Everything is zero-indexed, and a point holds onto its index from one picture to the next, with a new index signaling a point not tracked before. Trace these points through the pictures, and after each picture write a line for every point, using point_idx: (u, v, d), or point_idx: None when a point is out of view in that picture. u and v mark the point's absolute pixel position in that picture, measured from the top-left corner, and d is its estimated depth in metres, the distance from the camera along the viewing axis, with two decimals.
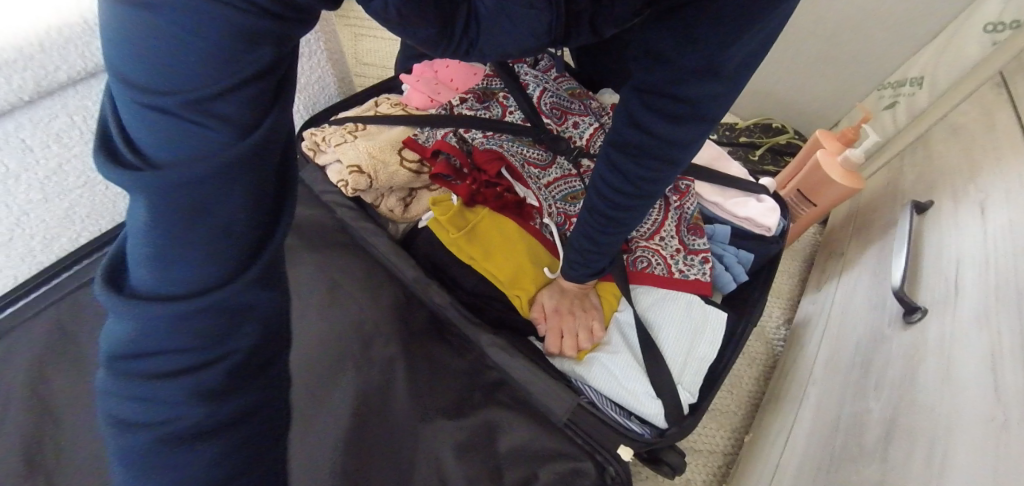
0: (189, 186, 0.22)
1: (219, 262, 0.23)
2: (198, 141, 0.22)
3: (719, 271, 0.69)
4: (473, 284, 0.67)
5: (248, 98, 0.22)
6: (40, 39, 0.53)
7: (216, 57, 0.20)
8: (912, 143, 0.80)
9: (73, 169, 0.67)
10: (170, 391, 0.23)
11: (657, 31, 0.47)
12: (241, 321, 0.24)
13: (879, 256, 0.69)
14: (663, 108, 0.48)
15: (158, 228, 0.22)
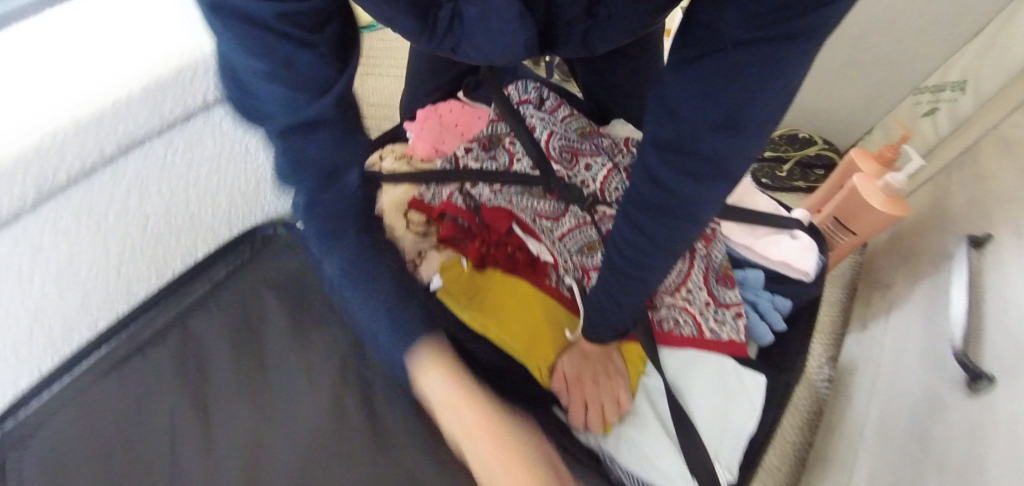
0: (303, 134, 0.37)
1: (335, 157, 0.39)
2: (297, 96, 0.36)
3: (754, 322, 0.64)
4: (489, 357, 0.62)
5: (314, 58, 0.36)
6: (36, 149, 0.51)
7: (288, 41, 0.34)
8: (961, 156, 0.73)
9: (85, 261, 0.63)
10: (330, 209, 0.39)
11: (676, 85, 0.41)
12: (340, 183, 0.39)
13: (931, 294, 0.62)
14: (683, 167, 0.42)
15: (298, 168, 0.38)
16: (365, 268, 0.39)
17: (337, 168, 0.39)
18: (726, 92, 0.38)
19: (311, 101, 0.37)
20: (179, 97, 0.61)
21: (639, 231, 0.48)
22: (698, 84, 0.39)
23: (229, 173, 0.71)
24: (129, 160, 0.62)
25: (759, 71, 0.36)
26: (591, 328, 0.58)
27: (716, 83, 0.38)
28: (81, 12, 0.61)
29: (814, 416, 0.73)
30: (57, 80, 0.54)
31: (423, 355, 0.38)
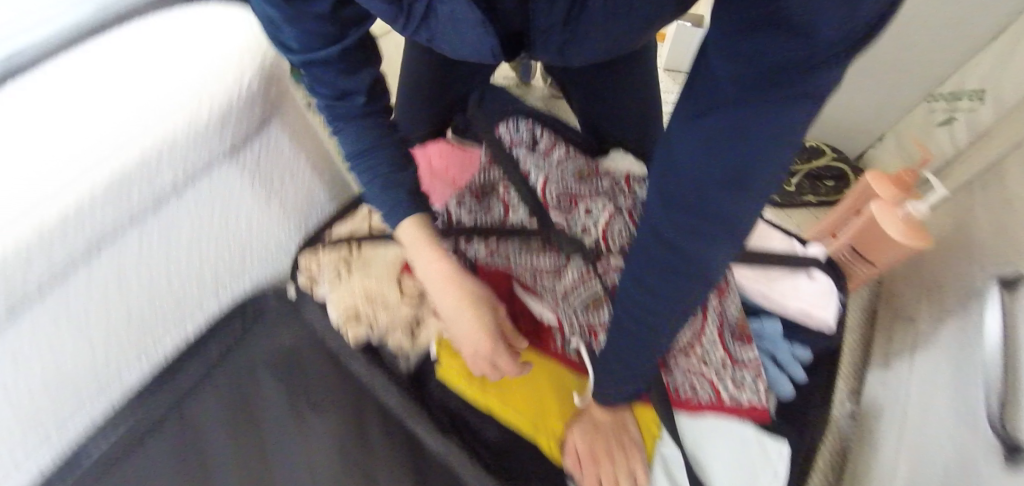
0: (318, 70, 0.57)
1: (318, 37, 0.54)
2: (302, 31, 0.53)
3: (774, 375, 0.61)
4: (492, 434, 0.63)
5: (316, 17, 0.52)
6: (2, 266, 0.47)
7: (297, 13, 0.52)
8: (983, 173, 0.68)
9: (72, 358, 0.59)
10: (348, 114, 0.60)
11: (681, 138, 0.39)
12: (356, 74, 0.58)
13: (960, 338, 0.59)
14: (685, 227, 0.40)
15: (308, 52, 0.55)
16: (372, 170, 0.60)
17: (349, 91, 0.59)
18: (722, 154, 0.36)
19: (323, 47, 0.55)
20: (145, 180, 0.56)
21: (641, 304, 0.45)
22: (700, 139, 0.37)
23: (217, 247, 0.67)
24: (105, 256, 0.57)
25: (759, 132, 0.35)
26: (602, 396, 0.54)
27: (716, 145, 0.36)
28: (46, 92, 0.57)
29: (840, 465, 0.70)
30: (19, 181, 0.50)
31: (409, 232, 0.60)
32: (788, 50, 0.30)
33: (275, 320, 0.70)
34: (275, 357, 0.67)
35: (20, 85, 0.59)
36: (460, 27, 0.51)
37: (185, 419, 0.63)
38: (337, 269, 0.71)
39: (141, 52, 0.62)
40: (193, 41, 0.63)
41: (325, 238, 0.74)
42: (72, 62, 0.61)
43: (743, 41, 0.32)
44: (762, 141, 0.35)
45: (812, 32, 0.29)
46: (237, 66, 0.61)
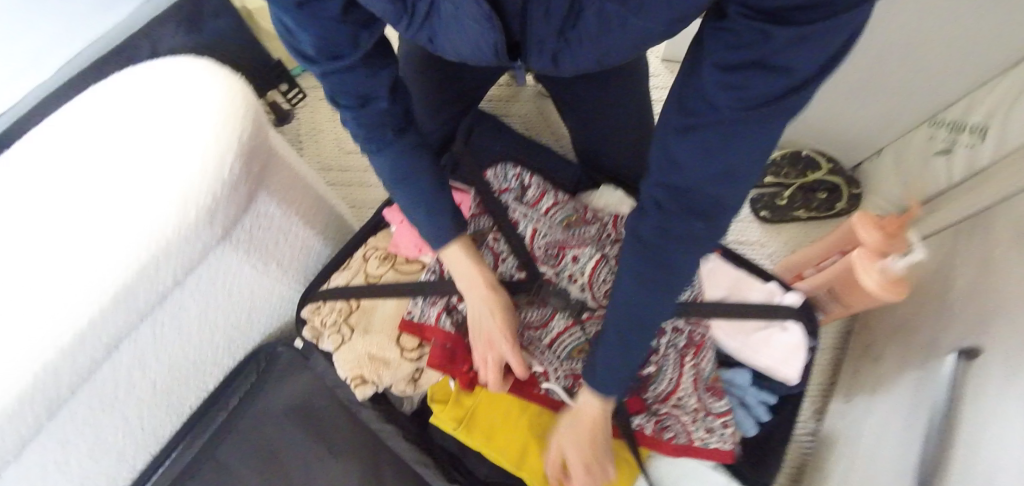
0: (344, 79, 0.56)
1: (333, 37, 0.53)
2: (321, 34, 0.53)
3: (739, 418, 0.67)
4: (485, 472, 0.70)
5: (331, 17, 0.52)
6: (33, 388, 0.55)
7: (312, 16, 0.51)
8: (969, 220, 0.70)
9: (111, 431, 0.67)
10: (379, 123, 0.60)
11: (681, 145, 0.44)
12: (377, 78, 0.58)
13: (917, 390, 0.63)
14: (689, 206, 0.45)
15: (317, 46, 0.54)
16: (415, 186, 0.62)
17: (375, 96, 0.59)
18: (725, 149, 0.42)
19: (345, 53, 0.55)
20: (149, 286, 0.61)
21: (642, 278, 0.49)
22: (700, 144, 0.42)
23: (228, 318, 0.73)
24: (122, 351, 0.63)
25: (746, 137, 0.41)
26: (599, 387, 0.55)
27: (721, 144, 0.42)
28: (47, 210, 0.62)
29: (794, 475, 0.76)
30: (37, 309, 0.57)
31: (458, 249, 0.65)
32: (779, 81, 0.37)
33: (286, 370, 0.76)
34: (289, 407, 0.74)
35: (32, 196, 0.64)
36: (463, 21, 0.51)
37: (216, 467, 0.71)
38: (340, 324, 0.74)
39: (135, 149, 0.66)
40: (180, 134, 0.66)
41: (325, 289, 0.78)
42: (75, 165, 0.66)
43: (740, 73, 0.38)
44: (744, 153, 0.42)
45: (795, 67, 0.36)
46: (222, 158, 0.64)
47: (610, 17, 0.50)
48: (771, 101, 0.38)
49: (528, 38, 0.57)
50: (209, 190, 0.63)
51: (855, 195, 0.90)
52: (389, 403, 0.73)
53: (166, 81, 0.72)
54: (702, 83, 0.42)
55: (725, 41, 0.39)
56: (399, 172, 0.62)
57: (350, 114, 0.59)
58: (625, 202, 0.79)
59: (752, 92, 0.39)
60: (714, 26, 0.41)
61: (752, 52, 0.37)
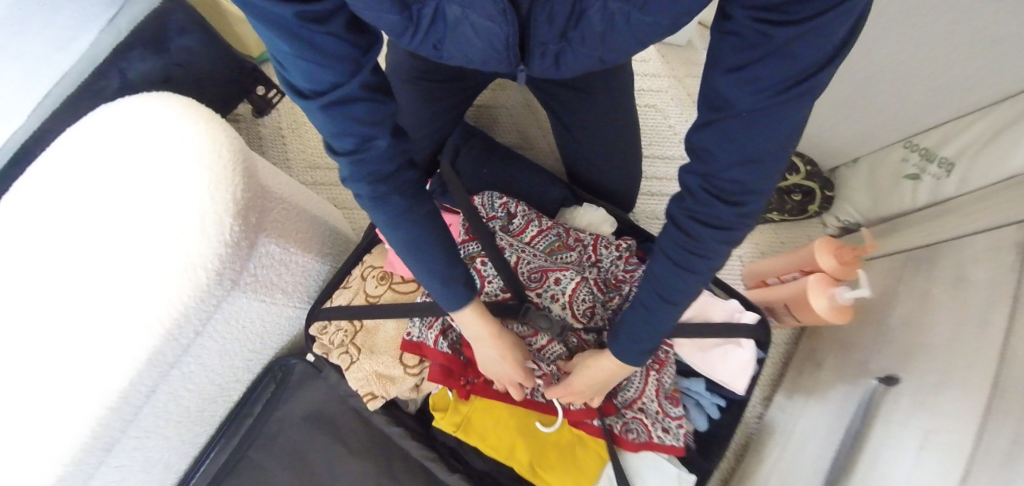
0: (343, 112, 0.53)
1: (333, 66, 0.50)
2: (321, 64, 0.50)
3: (692, 416, 0.81)
4: (481, 463, 0.82)
5: (334, 42, 0.49)
6: (94, 435, 0.67)
7: (313, 43, 0.48)
8: (918, 251, 0.78)
9: (160, 447, 0.78)
10: (377, 166, 0.57)
11: (700, 136, 0.48)
12: (378, 110, 0.55)
13: (846, 402, 0.76)
14: (716, 191, 0.48)
15: (315, 75, 0.50)
16: (410, 223, 0.61)
17: (372, 137, 0.55)
18: (744, 135, 0.45)
19: (342, 81, 0.52)
20: (173, 343, 0.69)
21: (670, 257, 0.52)
22: (721, 129, 0.46)
23: (245, 344, 0.81)
24: (160, 394, 0.72)
25: (761, 129, 0.44)
26: (617, 350, 0.60)
27: (742, 130, 0.45)
28: (70, 273, 0.69)
29: (738, 456, 0.92)
30: (81, 371, 0.65)
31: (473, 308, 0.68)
32: (782, 70, 0.41)
33: (303, 379, 0.87)
34: (310, 414, 0.85)
35: (47, 263, 0.70)
36: (473, 19, 0.56)
37: (251, 465, 0.83)
38: (347, 345, 0.83)
39: (133, 212, 0.70)
40: (171, 195, 0.69)
41: (328, 307, 0.86)
42: (80, 230, 0.71)
43: (750, 68, 0.43)
44: (765, 140, 0.45)
45: (796, 57, 0.41)
46: (219, 221, 0.68)
47: (615, 15, 0.58)
48: (786, 85, 0.42)
49: (530, 38, 0.62)
50: (213, 254, 0.68)
51: (827, 199, 0.97)
52: (396, 406, 0.85)
53: (149, 132, 0.73)
54: (714, 79, 0.46)
55: (730, 44, 0.44)
56: (395, 211, 0.60)
57: (347, 153, 0.56)
58: (604, 221, 0.86)
59: (766, 79, 0.42)
60: (720, 30, 0.45)
61: (761, 46, 0.42)
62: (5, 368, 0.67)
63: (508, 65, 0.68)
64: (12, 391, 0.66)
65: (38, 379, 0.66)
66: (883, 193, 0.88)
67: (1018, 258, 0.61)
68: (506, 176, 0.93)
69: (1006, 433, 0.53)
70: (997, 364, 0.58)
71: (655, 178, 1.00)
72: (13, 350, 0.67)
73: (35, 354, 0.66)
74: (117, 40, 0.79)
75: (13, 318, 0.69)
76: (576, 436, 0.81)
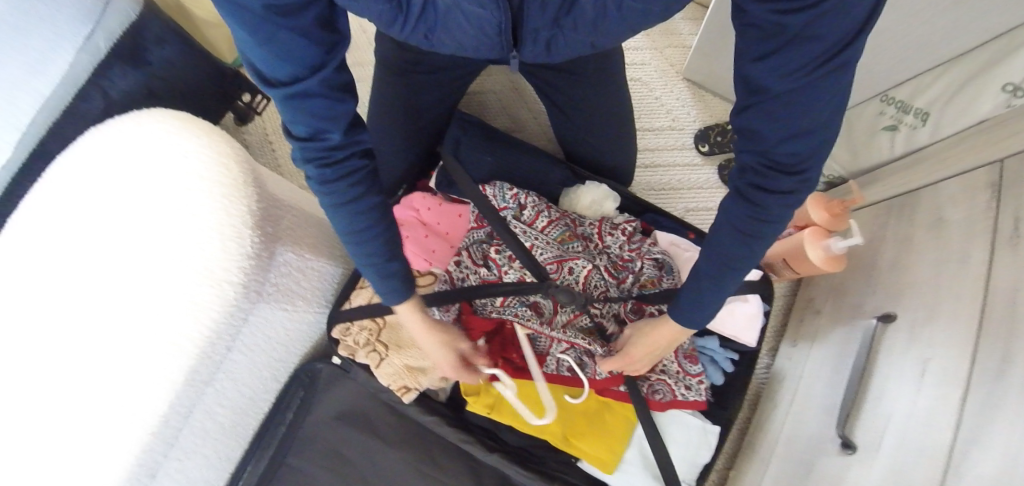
0: (304, 106, 0.47)
1: (297, 61, 0.45)
2: (283, 57, 0.44)
3: (708, 370, 0.85)
4: (517, 440, 0.85)
5: (298, 37, 0.44)
6: (139, 460, 0.67)
7: (272, 35, 0.43)
8: (900, 198, 0.85)
9: (195, 465, 0.79)
10: (329, 161, 0.51)
11: (741, 119, 0.48)
12: (342, 107, 0.50)
13: (846, 342, 0.84)
14: (773, 163, 0.48)
15: (278, 67, 0.45)
16: (354, 212, 0.55)
17: (327, 131, 0.50)
18: (785, 116, 0.45)
19: (305, 75, 0.46)
20: (203, 364, 0.69)
21: (732, 226, 0.51)
22: (763, 110, 0.46)
23: (269, 354, 0.83)
24: (192, 416, 0.72)
25: (806, 101, 0.44)
26: (685, 319, 0.59)
27: (786, 108, 0.45)
28: (82, 307, 0.67)
29: (753, 404, 1.01)
30: (111, 398, 0.65)
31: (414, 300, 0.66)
32: (812, 48, 0.41)
33: (332, 381, 0.89)
34: (344, 413, 0.87)
35: (56, 301, 0.69)
36: (465, 7, 0.51)
37: (291, 471, 0.85)
38: (373, 343, 0.84)
39: (142, 235, 0.68)
40: (182, 212, 0.68)
41: (347, 308, 0.87)
42: (90, 262, 0.69)
43: (778, 54, 0.43)
44: (819, 109, 0.44)
45: (821, 35, 0.40)
46: (237, 234, 0.68)
47: (608, 7, 0.53)
48: (811, 66, 0.42)
49: (522, 30, 0.56)
50: (235, 267, 0.67)
51: None
52: (428, 395, 0.87)
53: (144, 152, 0.71)
54: (743, 67, 0.46)
55: (752, 35, 0.44)
56: (336, 200, 0.53)
57: (299, 147, 0.50)
58: (602, 200, 0.91)
59: (792, 62, 0.42)
60: (739, 22, 0.45)
61: (780, 34, 0.42)
62: (38, 406, 0.66)
63: (499, 54, 0.61)
64: (52, 428, 0.66)
65: (71, 417, 0.65)
66: (862, 146, 0.96)
67: (992, 197, 0.67)
68: (512, 162, 0.95)
69: (994, 356, 0.59)
70: (979, 293, 0.65)
71: (647, 150, 1.05)
72: (46, 388, 0.66)
73: (66, 391, 0.66)
74: (96, 60, 0.77)
75: (36, 358, 0.67)
76: (602, 405, 0.84)
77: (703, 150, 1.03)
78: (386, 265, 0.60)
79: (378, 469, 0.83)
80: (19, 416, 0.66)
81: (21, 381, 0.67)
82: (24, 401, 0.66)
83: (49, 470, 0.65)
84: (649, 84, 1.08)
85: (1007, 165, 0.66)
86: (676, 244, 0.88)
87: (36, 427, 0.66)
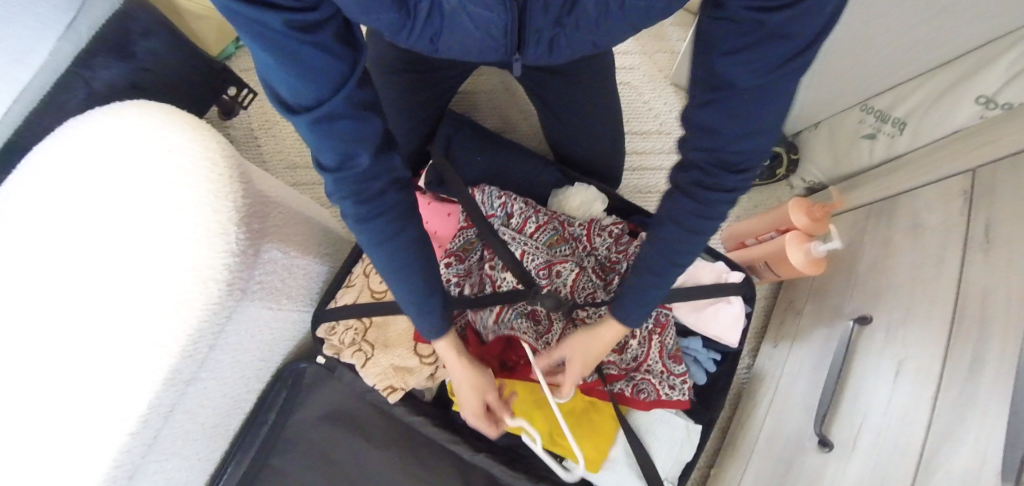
0: (332, 130, 0.46)
1: (322, 81, 0.44)
2: (308, 79, 0.43)
3: (692, 370, 0.87)
4: (504, 440, 0.85)
5: (320, 54, 0.43)
6: (117, 462, 0.65)
7: (296, 55, 0.42)
8: (879, 205, 0.88)
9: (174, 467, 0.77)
10: (360, 186, 0.50)
11: (699, 113, 0.51)
12: (367, 127, 0.49)
13: (825, 344, 0.87)
14: (724, 163, 0.51)
15: (303, 91, 0.44)
16: (389, 233, 0.54)
17: (355, 155, 0.49)
18: (746, 111, 0.48)
19: (330, 97, 0.45)
20: (186, 364, 0.67)
21: (675, 220, 0.54)
22: (724, 107, 0.49)
23: (254, 354, 0.82)
24: (172, 416, 0.71)
25: (759, 99, 0.48)
26: (622, 315, 0.62)
27: (743, 107, 0.48)
28: (59, 306, 0.65)
29: (735, 403, 1.04)
30: (90, 399, 0.63)
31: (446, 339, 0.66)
32: (782, 47, 0.45)
33: (317, 380, 0.88)
34: (329, 413, 0.86)
35: (31, 299, 0.66)
36: (469, 9, 0.51)
37: (274, 472, 0.84)
38: (359, 342, 0.84)
39: (123, 230, 0.66)
40: (167, 209, 0.66)
41: (334, 307, 0.86)
42: (68, 259, 0.67)
43: (750, 50, 0.46)
44: (767, 107, 0.48)
45: (789, 33, 0.44)
46: (224, 230, 0.67)
47: (609, 6, 0.53)
48: (775, 64, 0.46)
49: (526, 31, 0.55)
50: (221, 265, 0.67)
51: (793, 161, 1.07)
52: (415, 396, 0.86)
53: (126, 146, 0.69)
54: (712, 61, 0.49)
55: (724, 29, 0.47)
56: (376, 234, 0.54)
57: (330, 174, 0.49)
58: (590, 200, 0.91)
59: (760, 59, 0.46)
60: (711, 16, 0.48)
61: (755, 30, 0.45)
62: (11, 406, 0.64)
63: (502, 57, 0.61)
64: (28, 428, 0.64)
65: (47, 419, 0.63)
66: (842, 153, 0.99)
67: (965, 204, 0.70)
68: (502, 162, 0.96)
69: (966, 357, 0.62)
70: (951, 295, 0.67)
71: (635, 153, 1.07)
72: (22, 386, 0.64)
73: (41, 391, 0.64)
74: (79, 47, 0.76)
75: (8, 357, 0.65)
76: (589, 404, 0.84)
77: None
78: (424, 297, 0.59)
79: (364, 470, 0.83)
80: None
81: None
82: None
83: (22, 472, 0.63)
84: (638, 87, 1.09)
85: (980, 173, 0.69)
86: None
87: (9, 429, 0.64)
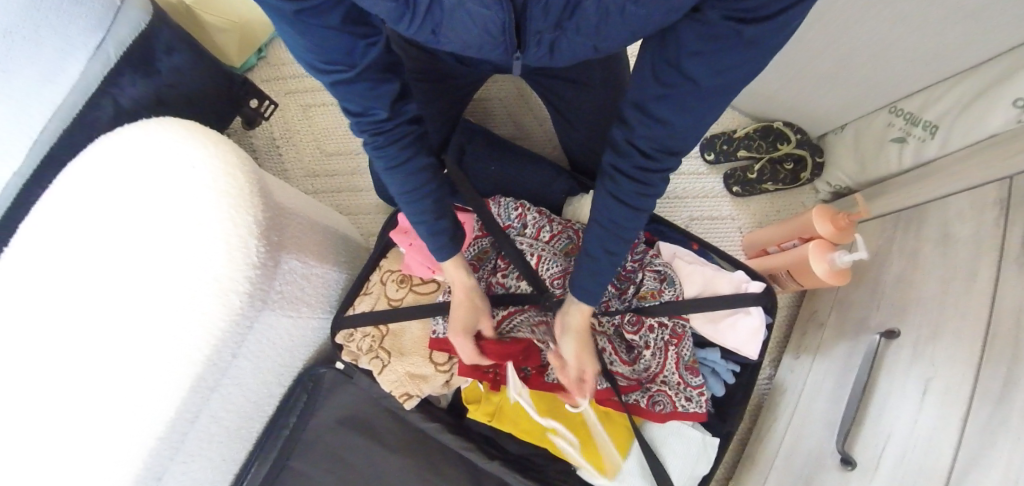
0: (354, 88, 0.52)
1: (339, 49, 0.49)
2: (327, 46, 0.49)
3: (710, 382, 0.86)
4: (517, 447, 0.86)
5: (338, 27, 0.48)
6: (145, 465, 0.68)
7: (313, 29, 0.47)
8: (908, 212, 0.84)
9: (201, 468, 0.81)
10: (382, 134, 0.57)
11: (654, 97, 0.51)
12: (386, 86, 0.54)
13: (848, 357, 0.84)
14: (665, 147, 0.52)
15: (321, 56, 0.50)
16: (407, 177, 0.60)
17: (376, 107, 0.55)
18: (698, 107, 0.49)
19: (351, 61, 0.51)
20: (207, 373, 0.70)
21: (617, 200, 0.55)
22: (677, 102, 0.50)
23: (274, 359, 0.84)
24: (197, 422, 0.74)
25: (708, 91, 0.48)
26: (581, 298, 0.62)
27: (692, 100, 0.49)
28: (90, 315, 0.69)
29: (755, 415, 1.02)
30: (117, 405, 0.66)
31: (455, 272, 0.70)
32: (755, 51, 0.45)
33: (335, 386, 0.91)
34: (347, 419, 0.89)
35: (67, 310, 0.70)
36: (468, 7, 0.46)
37: (295, 475, 0.87)
38: (375, 349, 0.85)
39: (147, 243, 0.69)
40: (189, 221, 0.68)
41: (351, 314, 0.88)
42: (98, 271, 0.70)
43: (721, 52, 0.46)
44: (718, 98, 0.49)
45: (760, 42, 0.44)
46: (243, 244, 0.68)
47: (610, 5, 0.46)
48: (743, 68, 0.47)
49: (524, 31, 0.50)
50: (242, 277, 0.68)
51: (817, 165, 1.04)
52: (430, 403, 0.87)
53: (152, 161, 0.72)
54: (679, 58, 0.49)
55: (698, 30, 0.46)
56: (397, 174, 0.59)
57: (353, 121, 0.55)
58: None
59: (731, 62, 0.46)
60: (690, 19, 0.47)
61: (728, 38, 0.45)
62: (53, 409, 0.68)
63: (502, 55, 0.56)
64: (64, 430, 0.67)
65: (80, 423, 0.67)
66: (869, 158, 0.95)
67: (1000, 216, 0.66)
68: (518, 170, 0.97)
69: (993, 379, 0.59)
70: (982, 314, 0.64)
71: None
72: (58, 390, 0.68)
73: (74, 396, 0.67)
74: (107, 66, 0.80)
75: (44, 364, 0.69)
76: (603, 413, 0.84)
77: (709, 159, 1.09)
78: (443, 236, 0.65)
79: (379, 475, 0.84)
80: (26, 423, 0.68)
81: (31, 387, 0.69)
82: (34, 406, 0.68)
83: (61, 473, 0.67)
84: None
85: (1016, 182, 0.65)
86: (678, 255, 0.89)
87: (47, 432, 0.68)
